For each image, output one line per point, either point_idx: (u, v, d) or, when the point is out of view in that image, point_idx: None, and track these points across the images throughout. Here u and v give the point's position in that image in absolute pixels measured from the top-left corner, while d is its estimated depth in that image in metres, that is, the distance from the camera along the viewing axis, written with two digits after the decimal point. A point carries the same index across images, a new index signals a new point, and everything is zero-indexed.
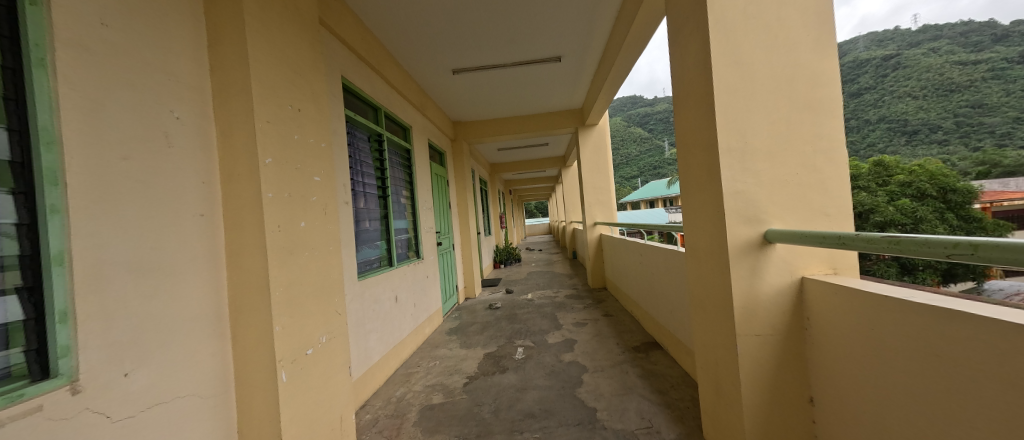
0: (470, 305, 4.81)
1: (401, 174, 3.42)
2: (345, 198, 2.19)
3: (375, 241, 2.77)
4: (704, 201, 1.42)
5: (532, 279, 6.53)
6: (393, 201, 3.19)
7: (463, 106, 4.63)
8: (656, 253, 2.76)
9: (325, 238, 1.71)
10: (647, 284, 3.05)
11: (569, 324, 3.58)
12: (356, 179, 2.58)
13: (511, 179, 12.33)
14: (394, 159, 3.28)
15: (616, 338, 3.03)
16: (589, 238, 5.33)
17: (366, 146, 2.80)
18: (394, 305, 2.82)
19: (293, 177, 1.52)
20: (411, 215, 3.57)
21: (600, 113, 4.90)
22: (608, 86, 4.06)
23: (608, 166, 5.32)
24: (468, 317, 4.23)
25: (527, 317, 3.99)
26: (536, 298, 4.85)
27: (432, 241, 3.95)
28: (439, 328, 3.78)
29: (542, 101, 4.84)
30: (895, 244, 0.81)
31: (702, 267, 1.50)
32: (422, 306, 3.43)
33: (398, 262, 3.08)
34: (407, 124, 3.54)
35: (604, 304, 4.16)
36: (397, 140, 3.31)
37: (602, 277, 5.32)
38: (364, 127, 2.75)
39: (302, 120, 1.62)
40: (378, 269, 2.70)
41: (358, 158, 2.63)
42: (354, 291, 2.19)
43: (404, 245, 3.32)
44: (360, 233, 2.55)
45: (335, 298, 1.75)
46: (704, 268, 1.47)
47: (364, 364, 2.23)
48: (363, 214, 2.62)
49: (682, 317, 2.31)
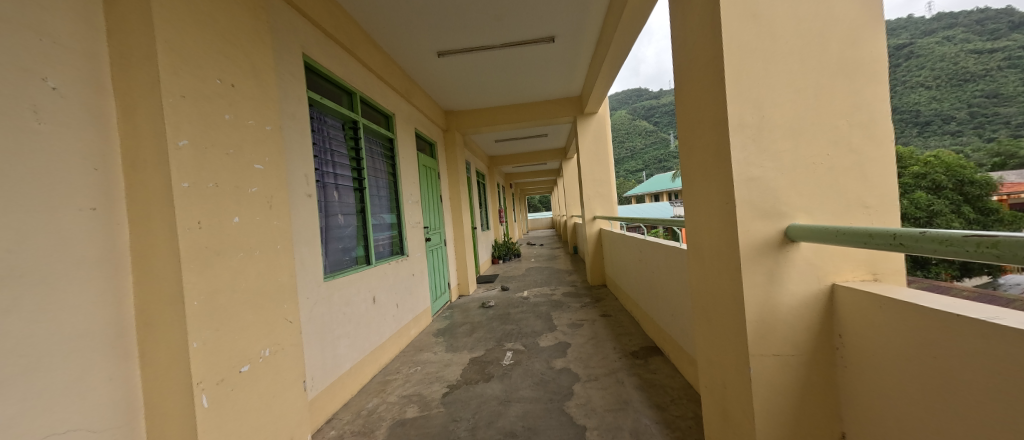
0: (462, 303, 4.60)
1: (382, 165, 3.18)
2: (305, 191, 1.95)
3: (350, 238, 2.54)
4: (710, 191, 1.16)
5: (529, 275, 6.29)
6: (373, 194, 2.95)
7: (454, 93, 4.35)
8: (657, 250, 2.50)
9: (271, 236, 1.49)
10: (648, 284, 2.80)
11: (563, 325, 3.35)
12: (325, 169, 2.32)
13: (511, 172, 12.01)
14: (373, 149, 3.02)
15: (614, 342, 2.79)
16: (589, 233, 5.08)
17: (339, 134, 2.55)
18: (371, 306, 2.60)
19: (222, 165, 1.28)
20: (395, 210, 3.33)
21: (599, 100, 4.60)
22: (608, 69, 3.75)
23: (608, 157, 5.03)
24: (459, 316, 4.01)
25: (520, 317, 3.76)
26: (532, 297, 4.61)
27: (419, 237, 3.72)
28: (426, 329, 3.57)
29: (537, 87, 4.55)
30: (987, 249, 0.53)
31: (707, 269, 1.24)
32: (406, 306, 3.22)
33: (377, 260, 2.86)
34: (389, 112, 3.27)
35: (602, 304, 3.91)
36: (378, 128, 3.05)
37: (602, 274, 5.07)
38: (335, 113, 2.49)
39: (236, 97, 1.38)
40: (353, 268, 2.48)
41: (327, 147, 2.38)
42: (317, 295, 1.97)
43: (385, 241, 3.09)
44: (330, 229, 2.31)
45: (285, 304, 1.53)
46: (709, 271, 1.22)
47: (329, 375, 2.03)
48: (334, 207, 2.37)
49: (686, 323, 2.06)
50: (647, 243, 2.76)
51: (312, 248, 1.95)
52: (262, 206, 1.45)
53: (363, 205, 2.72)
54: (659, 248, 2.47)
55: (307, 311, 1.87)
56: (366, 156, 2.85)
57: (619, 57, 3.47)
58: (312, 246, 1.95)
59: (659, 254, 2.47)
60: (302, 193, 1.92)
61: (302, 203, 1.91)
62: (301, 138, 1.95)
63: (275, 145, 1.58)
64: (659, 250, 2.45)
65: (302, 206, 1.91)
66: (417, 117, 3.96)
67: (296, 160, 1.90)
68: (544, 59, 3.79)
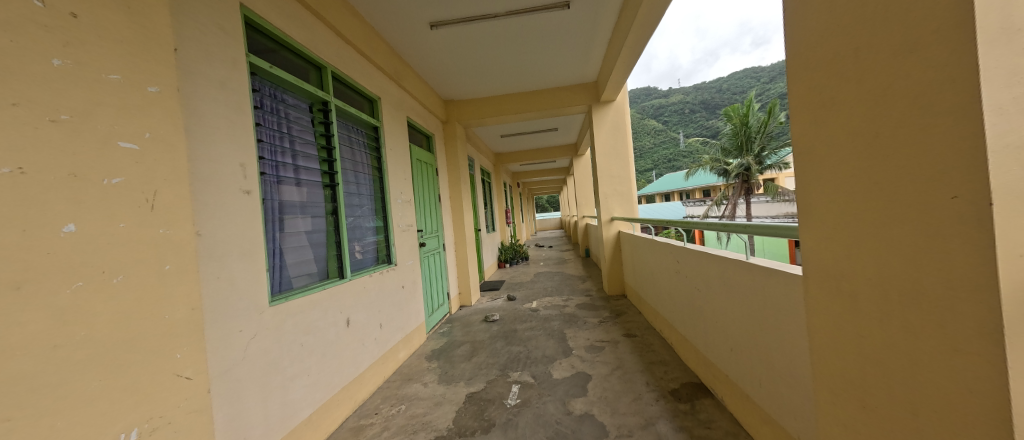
0: (464, 316, 4.07)
1: (364, 157, 2.67)
2: (240, 187, 1.46)
3: (316, 247, 2.04)
4: (904, 177, 0.63)
5: (538, 282, 5.73)
6: (350, 191, 2.44)
7: (452, 79, 3.85)
8: (704, 262, 1.95)
9: (149, 253, 0.99)
10: (687, 304, 2.24)
11: (580, 348, 2.80)
12: (280, 159, 1.82)
13: (517, 171, 11.46)
14: (351, 137, 2.51)
15: (646, 375, 2.22)
16: (606, 236, 4.51)
17: (302, 116, 2.05)
18: (344, 331, 2.09)
19: (38, 140, 0.78)
20: (381, 211, 2.82)
21: (618, 84, 4.04)
22: (632, 46, 3.20)
23: (628, 150, 4.46)
24: (458, 333, 3.49)
25: (528, 335, 3.22)
26: (542, 309, 4.06)
27: (412, 242, 3.21)
28: (419, 350, 3.06)
29: (547, 71, 4.01)
30: None
31: (884, 319, 0.70)
32: (392, 325, 2.70)
33: (354, 271, 2.35)
34: (374, 95, 2.78)
35: (624, 320, 3.34)
36: (358, 113, 2.55)
37: (621, 283, 4.48)
38: (297, 90, 1.99)
39: (90, 36, 0.89)
40: (319, 284, 1.97)
41: (284, 131, 1.88)
42: (254, 327, 1.47)
43: (367, 248, 2.59)
44: (284, 235, 1.80)
45: (175, 355, 1.03)
46: (896, 324, 0.67)
47: (276, 431, 1.53)
48: (290, 208, 1.86)
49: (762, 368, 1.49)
50: (685, 251, 2.22)
51: (244, 264, 1.44)
52: (134, 207, 0.95)
53: (336, 205, 2.21)
54: (706, 260, 1.91)
55: (237, 351, 1.36)
56: (340, 146, 2.35)
57: (646, 28, 2.92)
58: (245, 260, 1.45)
59: (706, 267, 1.92)
60: (232, 189, 1.42)
61: (231, 203, 1.41)
62: (232, 115, 1.45)
63: (173, 118, 1.08)
64: (707, 262, 1.90)
65: (231, 206, 1.41)
66: (410, 105, 3.47)
67: (223, 143, 1.40)
68: (556, 35, 3.27)
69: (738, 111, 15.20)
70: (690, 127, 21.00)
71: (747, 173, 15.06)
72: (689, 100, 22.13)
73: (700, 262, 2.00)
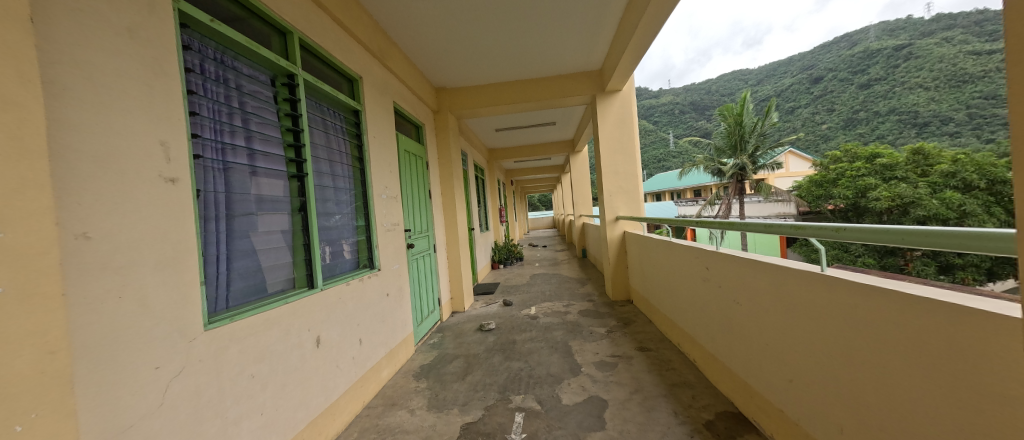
0: (456, 324, 3.70)
1: (341, 144, 2.28)
2: (160, 173, 1.08)
3: (276, 251, 1.66)
4: None
5: (535, 285, 5.41)
6: (324, 185, 2.06)
7: (446, 62, 3.47)
8: (750, 272, 1.63)
9: None
10: (720, 318, 1.92)
11: (590, 364, 2.47)
12: (226, 140, 1.43)
13: (511, 167, 11.10)
14: (324, 120, 2.12)
15: (670, 401, 1.91)
16: (609, 236, 4.21)
17: (259, 88, 1.65)
18: (313, 353, 1.72)
19: None
20: (362, 208, 2.43)
21: (626, 73, 3.74)
22: (645, 27, 2.87)
23: (634, 145, 4.16)
24: (450, 345, 3.13)
25: (529, 348, 2.88)
26: (542, 316, 3.73)
27: (399, 244, 2.84)
28: (407, 366, 2.70)
29: (549, 57, 3.67)
30: None
31: None
32: (375, 340, 2.33)
33: (327, 279, 1.97)
34: (354, 74, 2.39)
35: (635, 330, 3.03)
36: (334, 93, 2.17)
37: (625, 287, 4.18)
38: (252, 56, 1.60)
39: None
40: (279, 298, 1.59)
41: (233, 105, 1.49)
42: (180, 361, 1.09)
43: (344, 251, 2.21)
44: (229, 237, 1.41)
45: (13, 428, 0.67)
46: None
47: None
48: (241, 203, 1.48)
49: (843, 409, 1.18)
50: (718, 256, 1.91)
51: (164, 278, 1.07)
52: None
53: (304, 200, 1.83)
54: (753, 269, 1.60)
55: (147, 399, 0.99)
56: (310, 129, 1.96)
57: (664, 6, 2.59)
58: (167, 273, 1.07)
59: (753, 278, 1.61)
60: (146, 175, 1.04)
61: (144, 194, 1.03)
62: (148, 77, 1.07)
63: (17, 64, 0.71)
64: (755, 272, 1.59)
65: (145, 199, 1.03)
66: (397, 90, 3.08)
67: (132, 112, 1.02)
68: (562, 15, 2.92)
69: (733, 110, 15.19)
70: (683, 126, 21.01)
71: (741, 173, 15.04)
72: (682, 100, 22.14)
73: (742, 271, 1.69)
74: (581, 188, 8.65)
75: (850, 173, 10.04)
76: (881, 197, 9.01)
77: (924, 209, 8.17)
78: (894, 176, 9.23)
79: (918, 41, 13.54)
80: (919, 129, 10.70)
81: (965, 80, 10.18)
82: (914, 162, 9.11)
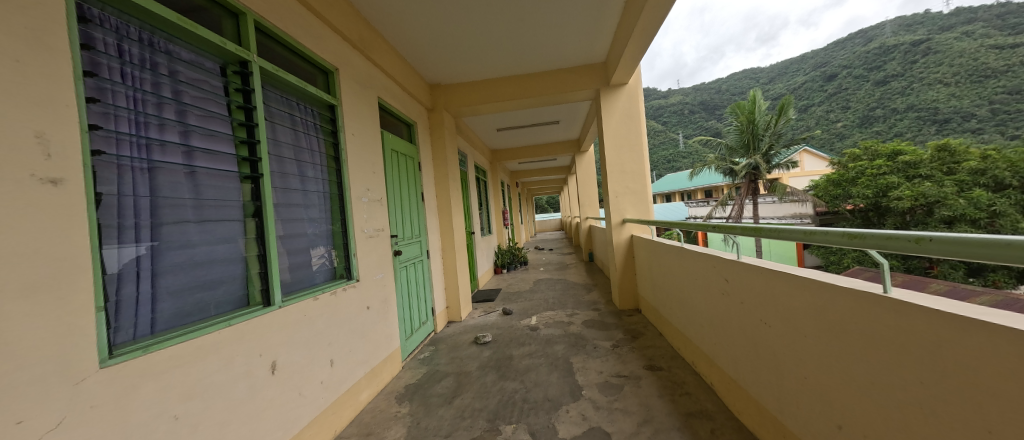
0: (450, 336, 3.44)
1: (312, 142, 2.05)
2: (37, 173, 0.86)
3: (220, 263, 1.43)
4: None
5: (538, 291, 5.12)
6: (288, 187, 1.83)
7: (438, 56, 3.25)
8: (779, 286, 1.33)
9: None
10: (742, 340, 1.62)
11: (592, 386, 2.19)
12: (149, 135, 1.21)
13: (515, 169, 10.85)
14: (291, 115, 1.89)
15: (686, 437, 1.62)
16: (616, 240, 3.91)
17: (200, 76, 1.43)
18: (265, 382, 1.48)
19: None
20: (339, 212, 2.19)
21: (632, 65, 3.47)
22: (654, 10, 2.57)
23: (642, 143, 3.88)
24: (442, 360, 2.87)
25: (525, 365, 2.61)
26: (542, 327, 3.44)
27: (383, 250, 2.60)
28: (391, 386, 2.45)
29: (548, 49, 3.42)
30: None
31: None
32: (351, 358, 2.08)
33: (291, 294, 1.74)
34: (329, 65, 2.16)
35: (644, 345, 2.73)
36: (304, 86, 1.93)
37: (633, 295, 3.87)
38: (190, 39, 1.38)
39: None
40: (221, 320, 1.36)
41: (161, 94, 1.27)
42: (59, 409, 0.87)
43: (314, 261, 1.98)
44: (151, 249, 1.19)
45: None
46: None
47: None
48: (170, 209, 1.26)
49: None
50: (741, 267, 1.61)
51: (32, 306, 0.84)
52: None
53: (260, 204, 1.59)
54: (786, 283, 1.30)
55: None
56: (269, 123, 1.73)
57: None
58: (41, 299, 0.85)
59: (783, 294, 1.31)
60: (7, 174, 0.81)
61: (2, 197, 0.80)
62: (17, 49, 0.84)
63: None
64: (787, 288, 1.29)
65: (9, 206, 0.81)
66: (384, 85, 2.85)
67: None
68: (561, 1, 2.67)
69: (745, 108, 14.71)
70: (692, 126, 20.53)
71: (754, 173, 14.50)
72: (691, 99, 21.68)
73: (771, 286, 1.39)
74: (587, 189, 8.36)
75: (871, 171, 9.52)
76: (903, 196, 8.43)
77: (949, 208, 7.60)
78: (919, 175, 8.68)
79: (940, 34, 12.99)
80: (938, 127, 10.16)
81: (984, 75, 10.24)
82: (940, 160, 8.51)
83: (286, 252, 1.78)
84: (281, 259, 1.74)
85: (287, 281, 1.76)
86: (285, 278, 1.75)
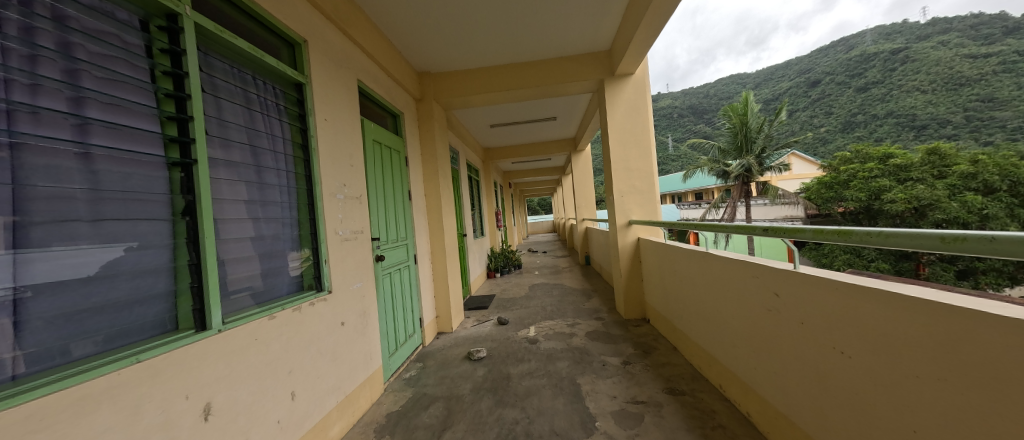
0: (440, 350, 3.08)
1: (272, 125, 1.68)
2: None
3: (131, 278, 1.06)
4: None
5: (535, 298, 4.80)
6: (237, 179, 1.46)
7: (428, 39, 2.92)
8: (870, 308, 1.04)
9: None
10: (803, 369, 1.32)
11: (607, 415, 1.87)
12: (13, 98, 0.85)
13: (509, 169, 10.53)
14: (241, 91, 1.53)
15: None
16: (622, 244, 3.62)
17: (105, 27, 1.05)
18: (193, 434, 1.12)
19: None
20: (307, 211, 1.83)
21: (641, 54, 3.18)
22: None
23: (649, 139, 3.60)
24: (430, 380, 2.52)
25: (527, 388, 2.27)
26: (543, 340, 3.12)
27: (362, 256, 2.25)
28: (370, 415, 2.09)
29: (549, 36, 3.12)
30: None
31: None
32: (318, 388, 1.72)
33: (237, 314, 1.37)
34: (296, 36, 1.79)
35: (660, 362, 2.43)
36: (263, 56, 1.57)
37: (640, 303, 3.58)
38: None
39: None
40: (127, 354, 1.00)
41: (36, 43, 0.90)
42: None
43: (275, 270, 1.63)
44: (71, 252, 0.93)
45: None
46: None
47: None
48: (49, 203, 0.90)
49: None
50: (800, 280, 1.31)
51: None
52: None
53: (194, 198, 1.22)
54: (884, 304, 1.00)
55: None
56: (209, 98, 1.35)
57: None
58: None
59: (880, 319, 1.01)
60: None
61: None
62: None
63: None
64: (889, 312, 0.98)
65: None
66: (364, 67, 2.50)
67: None
68: None
69: (738, 110, 14.72)
70: (683, 129, 20.61)
71: (748, 174, 14.49)
72: (683, 102, 21.76)
73: (855, 305, 1.08)
74: (585, 190, 8.09)
75: (863, 173, 9.52)
76: (897, 199, 8.28)
77: (943, 211, 7.41)
78: (909, 178, 8.65)
79: (921, 42, 13.31)
80: (916, 133, 10.35)
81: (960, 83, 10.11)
82: (930, 163, 8.49)
83: (234, 258, 1.42)
84: (228, 268, 1.38)
85: (237, 297, 1.40)
86: (233, 293, 1.39)
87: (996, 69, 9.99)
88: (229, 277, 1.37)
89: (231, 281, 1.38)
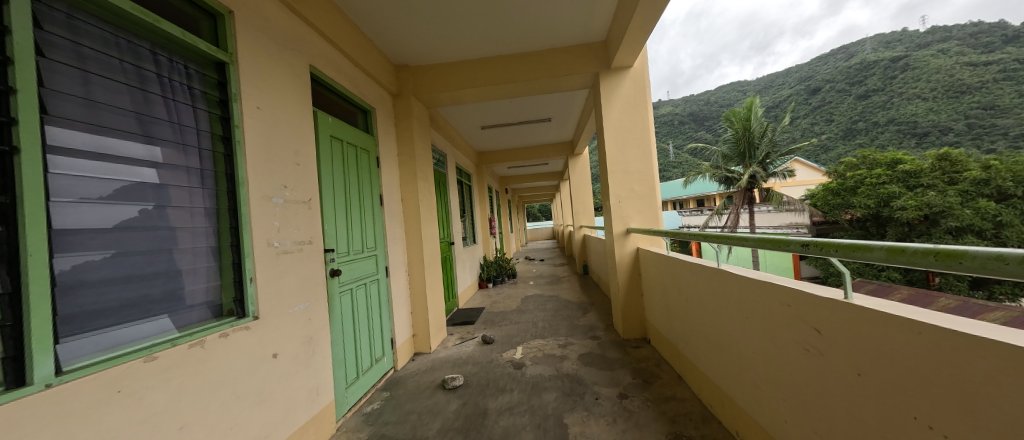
0: (413, 376, 2.71)
1: (177, 110, 1.35)
2: None
3: None
4: None
5: (527, 312, 4.42)
6: (116, 177, 1.11)
7: (399, 25, 2.61)
8: (988, 371, 0.66)
9: None
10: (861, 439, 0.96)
11: None
12: None
13: (505, 174, 10.20)
14: (127, 65, 1.20)
15: None
16: (619, 254, 3.26)
17: None
18: None
19: None
20: (228, 219, 1.49)
21: (638, 45, 2.86)
22: None
23: (649, 139, 3.26)
24: (394, 415, 2.15)
25: (505, 429, 1.91)
26: (529, 364, 2.75)
27: (309, 272, 1.90)
28: None
29: (536, 25, 2.83)
30: None
31: None
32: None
33: (95, 357, 1.02)
34: (215, 6, 1.47)
35: (664, 397, 2.05)
36: (158, 22, 1.24)
37: (639, 320, 3.21)
38: None
39: None
40: None
41: None
42: None
43: (175, 293, 1.28)
44: None
45: None
46: None
47: None
48: None
49: None
50: (854, 316, 0.96)
51: None
52: None
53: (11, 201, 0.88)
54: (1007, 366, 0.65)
55: None
56: (65, 67, 1.01)
57: None
58: None
59: (1002, 391, 0.64)
60: None
61: None
62: None
63: None
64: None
65: None
66: (320, 54, 2.18)
67: None
68: None
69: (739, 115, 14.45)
70: (682, 136, 20.36)
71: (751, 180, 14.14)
72: (683, 108, 21.55)
73: (959, 364, 0.71)
74: (582, 196, 7.75)
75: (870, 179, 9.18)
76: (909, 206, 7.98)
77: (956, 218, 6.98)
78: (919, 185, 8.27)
79: (921, 50, 13.19)
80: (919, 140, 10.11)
81: (961, 90, 9.91)
82: (940, 169, 8.11)
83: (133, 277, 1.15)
84: (150, 285, 1.19)
85: (146, 324, 1.17)
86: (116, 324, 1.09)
87: (998, 76, 9.84)
88: (136, 298, 1.15)
89: (149, 301, 1.19)
